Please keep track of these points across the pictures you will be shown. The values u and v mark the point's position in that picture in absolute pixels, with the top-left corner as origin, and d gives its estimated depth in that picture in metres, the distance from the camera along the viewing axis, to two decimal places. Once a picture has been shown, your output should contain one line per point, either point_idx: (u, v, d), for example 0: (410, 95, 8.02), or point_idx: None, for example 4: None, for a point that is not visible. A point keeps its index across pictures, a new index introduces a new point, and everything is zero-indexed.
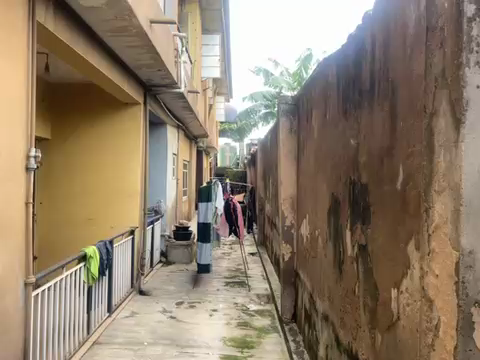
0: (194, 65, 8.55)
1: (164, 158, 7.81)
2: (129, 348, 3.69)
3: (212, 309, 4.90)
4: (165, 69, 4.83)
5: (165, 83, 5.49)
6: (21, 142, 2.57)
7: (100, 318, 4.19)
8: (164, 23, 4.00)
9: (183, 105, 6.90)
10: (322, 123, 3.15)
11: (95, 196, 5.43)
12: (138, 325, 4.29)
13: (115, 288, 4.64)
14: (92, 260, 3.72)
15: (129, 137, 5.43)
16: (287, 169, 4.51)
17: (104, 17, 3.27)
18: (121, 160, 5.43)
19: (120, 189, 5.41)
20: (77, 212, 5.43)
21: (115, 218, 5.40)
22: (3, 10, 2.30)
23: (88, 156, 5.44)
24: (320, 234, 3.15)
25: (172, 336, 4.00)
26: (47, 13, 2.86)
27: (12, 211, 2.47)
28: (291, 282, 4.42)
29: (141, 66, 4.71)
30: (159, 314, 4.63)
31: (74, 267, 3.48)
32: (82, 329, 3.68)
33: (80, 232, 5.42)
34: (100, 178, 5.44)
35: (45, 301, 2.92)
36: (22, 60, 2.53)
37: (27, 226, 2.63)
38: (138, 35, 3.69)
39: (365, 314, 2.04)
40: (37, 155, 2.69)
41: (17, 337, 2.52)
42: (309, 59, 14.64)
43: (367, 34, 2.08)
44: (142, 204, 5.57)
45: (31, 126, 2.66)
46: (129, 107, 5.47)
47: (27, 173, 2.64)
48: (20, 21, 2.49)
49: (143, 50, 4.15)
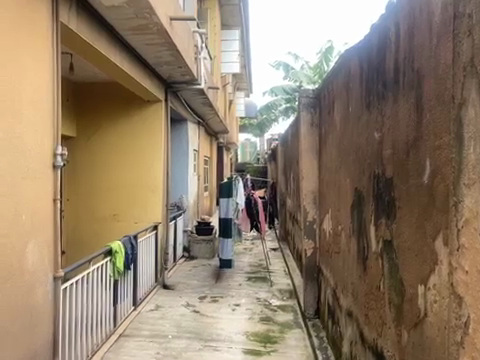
0: (214, 61, 8.56)
1: (185, 155, 7.90)
2: (154, 341, 3.77)
3: (235, 304, 4.93)
4: (185, 65, 4.87)
5: (185, 79, 5.53)
6: (48, 141, 2.66)
7: (126, 311, 4.31)
8: (184, 19, 4.02)
9: (203, 101, 6.93)
10: (344, 117, 3.09)
11: (119, 193, 5.55)
12: (163, 318, 4.38)
13: (139, 282, 4.74)
14: (117, 255, 3.82)
15: (151, 134, 5.52)
16: (309, 164, 4.45)
17: (125, 15, 3.32)
18: (143, 157, 5.52)
19: (142, 186, 5.51)
20: (102, 208, 5.57)
21: (139, 213, 5.52)
22: (29, 12, 2.38)
23: (111, 154, 5.56)
24: (343, 230, 3.10)
25: (195, 330, 4.06)
26: (70, 13, 2.92)
27: (41, 207, 2.56)
28: (313, 277, 4.39)
29: (162, 63, 4.76)
30: (183, 308, 4.71)
31: (101, 262, 3.58)
32: (109, 322, 3.79)
33: (106, 228, 5.57)
34: (123, 174, 5.55)
35: (73, 294, 3.03)
36: (47, 61, 2.61)
37: (55, 221, 2.73)
38: (159, 33, 3.73)
39: (391, 311, 2.00)
40: (64, 154, 2.79)
41: (47, 328, 2.62)
42: (330, 51, 14.41)
43: (390, 24, 2.02)
44: (164, 200, 5.66)
45: (57, 125, 2.76)
46: (150, 105, 5.55)
47: (55, 171, 2.73)
48: (45, 22, 2.56)
49: (164, 48, 4.19)
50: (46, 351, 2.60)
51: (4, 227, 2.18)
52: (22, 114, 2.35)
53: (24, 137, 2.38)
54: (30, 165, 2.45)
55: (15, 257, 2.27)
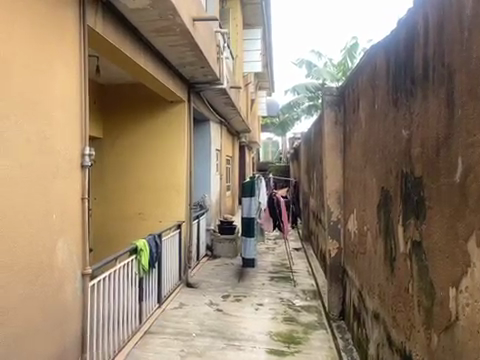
0: (236, 61, 8.58)
1: (208, 154, 7.96)
2: (178, 338, 3.82)
3: (258, 303, 4.92)
4: (208, 66, 4.89)
5: (207, 80, 5.56)
6: (77, 142, 2.74)
7: (151, 308, 4.39)
8: (206, 20, 4.04)
9: (225, 100, 6.95)
10: (370, 114, 3.03)
11: (143, 192, 5.65)
12: (187, 316, 4.42)
13: (164, 280, 4.82)
14: (142, 253, 3.90)
15: (175, 134, 5.59)
16: (333, 163, 4.39)
17: (149, 17, 3.37)
18: (167, 157, 5.60)
19: (166, 185, 5.59)
20: (128, 207, 5.69)
21: (163, 212, 5.60)
22: (58, 17, 2.45)
23: (136, 154, 5.67)
24: (369, 230, 3.03)
25: (219, 329, 4.08)
26: (96, 17, 3.00)
27: (70, 206, 2.64)
28: (338, 278, 4.32)
29: (185, 64, 4.81)
30: (206, 307, 4.75)
31: (126, 260, 3.66)
32: (135, 318, 3.87)
33: (131, 226, 5.69)
34: (148, 174, 5.65)
35: (100, 291, 3.10)
36: (74, 64, 2.69)
37: (83, 220, 2.81)
38: (182, 34, 3.77)
39: (420, 313, 1.94)
40: (91, 154, 2.86)
41: (76, 323, 2.69)
42: (355, 47, 14.13)
43: (418, 18, 1.96)
44: (187, 199, 5.72)
45: (85, 127, 2.83)
46: (174, 105, 5.62)
47: (83, 171, 2.81)
48: (72, 26, 2.64)
49: (187, 48, 4.23)
50: (75, 345, 2.69)
51: (35, 225, 2.26)
52: (52, 115, 2.43)
53: (54, 138, 2.46)
54: (60, 165, 2.53)
55: (45, 254, 2.35)
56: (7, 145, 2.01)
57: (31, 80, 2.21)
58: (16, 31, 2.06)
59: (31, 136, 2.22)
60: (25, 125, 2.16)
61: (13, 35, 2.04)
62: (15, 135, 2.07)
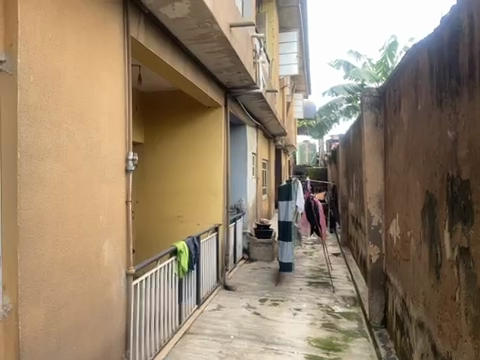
0: (272, 64, 8.62)
1: (244, 158, 8.02)
2: (216, 340, 3.87)
3: (296, 308, 4.88)
4: (244, 71, 4.95)
5: (244, 84, 5.62)
6: (122, 147, 2.88)
7: (190, 309, 4.49)
8: (242, 26, 4.09)
9: (261, 104, 6.98)
10: (412, 116, 2.92)
11: (182, 195, 5.80)
12: (224, 318, 4.47)
13: (202, 282, 4.91)
14: (181, 254, 4.01)
15: (213, 139, 5.69)
16: (373, 166, 4.26)
17: (188, 26, 3.48)
18: (205, 161, 5.71)
19: (204, 189, 5.70)
20: (168, 210, 5.86)
21: (201, 215, 5.71)
22: (103, 31, 2.60)
23: (175, 158, 5.83)
24: (413, 235, 2.92)
25: (257, 332, 4.09)
26: (139, 28, 3.14)
27: (115, 208, 2.78)
28: (379, 285, 4.19)
29: (222, 70, 4.89)
30: (244, 310, 4.77)
31: (167, 261, 3.78)
32: (175, 318, 3.98)
33: (171, 229, 5.85)
34: (187, 178, 5.79)
35: (142, 290, 3.22)
36: (118, 73, 2.83)
37: (127, 222, 2.94)
38: (219, 40, 3.84)
39: (467, 322, 1.85)
40: (134, 159, 3.00)
41: (120, 319, 2.82)
42: (394, 46, 13.63)
43: (463, 14, 1.88)
44: (224, 203, 5.80)
45: (129, 133, 2.97)
46: (211, 111, 5.74)
47: (127, 175, 2.95)
48: (116, 37, 2.78)
49: (224, 54, 4.30)
50: (119, 341, 2.81)
51: (83, 226, 2.39)
52: (99, 123, 2.57)
53: (101, 145, 2.60)
54: (106, 170, 2.66)
55: (92, 254, 2.48)
56: (58, 152, 2.15)
57: (80, 90, 2.35)
58: (65, 45, 2.20)
59: (80, 143, 2.36)
60: (75, 133, 2.30)
61: (63, 48, 2.18)
62: (66, 142, 2.22)
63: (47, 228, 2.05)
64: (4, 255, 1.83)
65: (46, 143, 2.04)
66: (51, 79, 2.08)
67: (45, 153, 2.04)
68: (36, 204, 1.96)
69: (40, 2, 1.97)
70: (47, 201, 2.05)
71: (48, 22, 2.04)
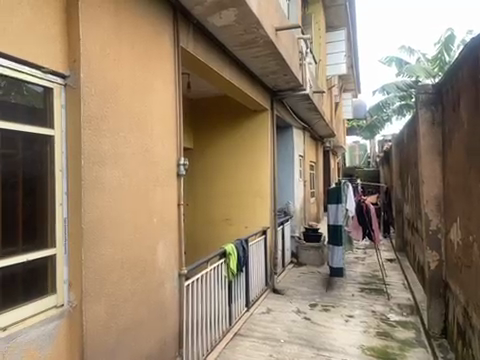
0: (318, 64, 8.46)
1: (291, 161, 7.96)
2: (266, 343, 3.87)
3: (348, 315, 4.72)
4: (290, 73, 4.92)
5: (290, 86, 5.58)
6: (173, 153, 3.01)
7: (240, 311, 4.54)
8: (288, 28, 4.08)
9: (308, 106, 6.88)
10: (473, 112, 2.73)
11: (230, 198, 5.89)
12: (274, 322, 4.46)
13: (251, 285, 4.94)
14: (230, 257, 4.08)
15: (259, 142, 5.73)
16: (429, 166, 4.02)
17: (235, 32, 3.54)
18: (253, 164, 5.74)
19: (252, 192, 5.73)
20: (216, 212, 5.97)
21: (249, 218, 5.74)
22: (155, 42, 2.73)
23: (223, 162, 5.94)
24: (475, 241, 2.71)
25: (307, 337, 4.02)
26: (188, 38, 3.27)
27: (168, 211, 2.90)
28: (439, 293, 3.93)
29: (268, 73, 4.90)
30: (293, 314, 4.72)
31: (216, 263, 3.87)
32: (225, 320, 4.05)
33: (219, 231, 5.96)
34: (234, 181, 5.87)
35: (193, 291, 3.31)
36: (170, 81, 2.97)
37: (179, 224, 3.06)
38: (265, 44, 3.86)
39: None
40: (185, 164, 3.11)
41: (173, 319, 2.92)
42: (452, 39, 12.69)
43: None
44: (272, 206, 5.80)
45: (180, 139, 3.09)
46: (257, 114, 5.77)
47: (178, 179, 3.07)
48: (168, 48, 2.91)
49: (270, 58, 4.31)
50: (173, 339, 2.91)
51: (140, 228, 2.53)
52: (153, 130, 2.71)
53: (155, 151, 2.73)
54: (160, 175, 2.79)
55: (148, 255, 2.61)
56: (117, 158, 2.30)
57: (136, 99, 2.50)
58: (122, 57, 2.35)
59: (136, 150, 2.50)
60: (131, 141, 2.45)
61: (120, 62, 2.33)
62: (123, 149, 2.36)
63: (107, 230, 2.19)
64: (70, 255, 2.00)
65: (105, 150, 2.19)
66: (110, 90, 2.23)
67: (105, 160, 2.18)
68: (97, 207, 2.11)
69: (99, 20, 2.13)
70: (107, 205, 2.19)
71: (106, 38, 2.20)
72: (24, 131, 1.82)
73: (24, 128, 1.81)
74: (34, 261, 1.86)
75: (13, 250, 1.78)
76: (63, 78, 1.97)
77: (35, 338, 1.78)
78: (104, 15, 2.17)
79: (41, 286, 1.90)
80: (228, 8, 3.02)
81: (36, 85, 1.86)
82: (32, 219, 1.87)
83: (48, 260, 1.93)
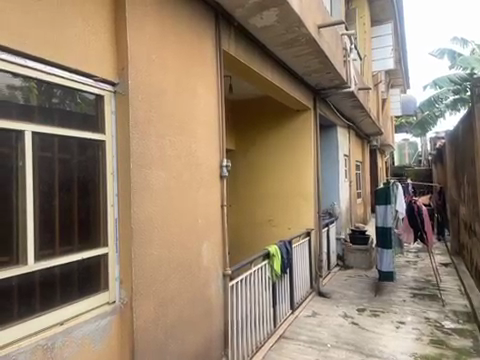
0: (363, 61, 8.19)
1: (335, 161, 7.76)
2: (312, 347, 3.79)
3: (399, 321, 4.50)
4: (334, 70, 4.79)
5: (334, 84, 5.44)
6: (216, 154, 3.05)
7: (284, 313, 4.50)
8: (331, 25, 3.97)
9: (353, 103, 6.67)
10: None
11: (273, 199, 5.85)
12: (320, 326, 4.35)
13: (296, 287, 4.87)
14: (274, 258, 4.06)
15: (302, 141, 5.66)
16: None
17: (277, 32, 3.52)
18: (296, 165, 5.68)
19: (295, 193, 5.67)
20: (259, 213, 5.96)
21: (292, 219, 5.68)
22: (198, 47, 2.78)
23: (266, 162, 5.92)
24: None
25: (355, 343, 3.89)
26: (229, 41, 3.30)
27: (212, 212, 2.94)
28: None
29: (311, 72, 4.81)
30: (340, 318, 4.58)
31: (260, 264, 3.86)
32: (269, 321, 4.02)
33: (263, 232, 5.94)
34: (277, 182, 5.83)
35: (238, 291, 3.33)
36: (212, 85, 3.02)
37: (223, 225, 3.09)
38: (308, 43, 3.80)
39: None
40: (228, 165, 3.14)
41: (218, 319, 2.96)
42: None
43: None
44: (316, 207, 5.69)
45: (223, 141, 3.13)
46: (300, 114, 5.71)
47: (221, 181, 3.11)
48: (210, 52, 2.96)
49: (312, 56, 4.23)
50: (219, 339, 2.95)
51: (186, 229, 2.59)
52: (197, 133, 2.76)
53: (199, 153, 2.78)
54: (203, 177, 2.84)
55: (193, 255, 2.67)
56: (163, 160, 2.37)
57: (180, 103, 2.57)
58: (167, 63, 2.43)
59: (181, 153, 2.57)
60: (176, 144, 2.52)
61: (165, 68, 2.41)
62: (168, 152, 2.43)
63: (155, 230, 2.27)
64: (121, 253, 2.10)
65: (152, 153, 2.27)
66: (156, 95, 2.31)
67: (152, 162, 2.26)
68: (146, 209, 2.20)
69: (144, 28, 2.22)
70: (154, 206, 2.27)
71: (151, 45, 2.28)
72: (79, 136, 1.93)
73: (78, 134, 1.92)
74: (88, 259, 1.97)
75: (69, 249, 1.89)
76: (112, 86, 2.08)
77: (89, 333, 1.88)
78: (148, 24, 2.25)
79: (94, 283, 2.00)
80: (269, 9, 3.00)
81: (88, 93, 1.97)
82: (87, 220, 1.97)
83: (100, 259, 2.03)
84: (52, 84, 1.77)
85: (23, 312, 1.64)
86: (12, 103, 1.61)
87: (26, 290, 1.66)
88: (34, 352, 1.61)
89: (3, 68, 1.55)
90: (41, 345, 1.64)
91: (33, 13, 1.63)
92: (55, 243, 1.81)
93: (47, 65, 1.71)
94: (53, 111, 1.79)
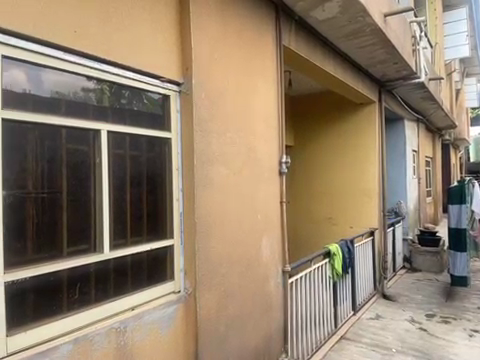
0: (435, 49, 7.61)
1: (402, 157, 7.32)
2: (376, 351, 3.63)
3: (473, 329, 4.13)
4: (401, 60, 4.51)
5: (401, 75, 5.13)
6: (276, 150, 3.04)
7: (345, 313, 4.36)
8: (398, 13, 3.74)
9: (423, 95, 6.22)
10: None
11: (334, 196, 5.67)
12: (384, 329, 4.15)
13: (358, 288, 4.70)
14: (335, 257, 3.95)
15: (366, 137, 5.45)
16: None
17: (339, 24, 3.41)
18: (358, 161, 5.48)
19: (357, 191, 5.47)
20: (319, 211, 5.81)
21: (354, 218, 5.49)
22: (258, 43, 2.80)
23: (325, 159, 5.77)
24: None
25: (423, 350, 3.65)
26: (290, 35, 3.26)
27: (271, 209, 2.95)
28: None
29: (375, 63, 4.59)
30: (406, 323, 4.33)
31: (320, 262, 3.79)
32: (330, 321, 3.93)
33: (323, 231, 5.77)
34: (338, 179, 5.65)
35: (297, 289, 3.30)
36: (272, 81, 3.02)
37: (282, 222, 3.09)
38: (373, 33, 3.62)
39: None
40: (287, 162, 3.12)
41: (278, 315, 2.97)
42: None
43: None
44: (380, 205, 5.46)
45: (282, 137, 3.12)
46: (362, 109, 5.54)
47: (280, 177, 3.10)
48: (270, 48, 2.97)
49: (377, 46, 4.02)
50: (278, 336, 2.95)
51: (246, 224, 2.63)
52: (257, 129, 2.78)
53: (258, 149, 2.80)
54: (263, 173, 2.85)
55: (253, 251, 2.70)
56: (224, 157, 2.43)
57: (241, 100, 2.60)
58: (228, 62, 2.48)
59: (241, 148, 2.60)
60: (237, 140, 2.56)
61: (226, 66, 2.46)
62: (229, 148, 2.48)
63: (216, 225, 2.34)
64: (185, 245, 2.19)
65: (214, 149, 2.33)
66: (217, 93, 2.37)
67: (213, 159, 2.32)
68: (209, 204, 2.27)
69: (207, 29, 2.29)
70: (215, 201, 2.33)
71: (214, 45, 2.34)
72: (148, 134, 2.05)
73: (146, 131, 2.03)
74: (155, 250, 2.09)
75: (138, 240, 2.01)
76: (177, 85, 2.18)
77: (157, 320, 1.99)
78: (211, 24, 2.32)
79: (161, 274, 2.12)
80: None
81: (155, 93, 2.08)
82: (154, 213, 2.10)
83: (167, 250, 2.15)
84: (122, 86, 1.89)
85: (99, 296, 1.80)
86: (88, 104, 1.75)
87: (102, 276, 1.81)
88: (108, 333, 1.75)
89: (80, 72, 1.69)
90: (115, 327, 1.78)
91: (107, 20, 1.76)
92: (126, 233, 1.95)
93: (118, 68, 1.84)
94: (124, 111, 1.92)
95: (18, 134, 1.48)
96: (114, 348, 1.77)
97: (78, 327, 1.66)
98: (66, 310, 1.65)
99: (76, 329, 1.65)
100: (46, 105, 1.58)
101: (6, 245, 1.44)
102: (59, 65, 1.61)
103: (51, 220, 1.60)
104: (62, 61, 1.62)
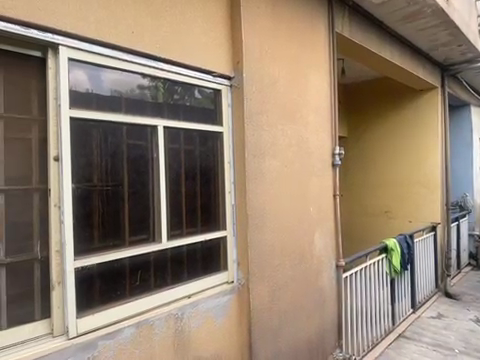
0: None
1: (467, 146, 6.77)
2: (437, 351, 3.43)
3: None
4: (467, 42, 4.16)
5: (467, 58, 4.73)
6: (328, 141, 2.97)
7: (404, 311, 4.16)
8: None
9: None
10: None
11: (391, 189, 5.41)
12: (446, 329, 3.90)
13: (417, 285, 4.45)
14: (393, 253, 3.78)
15: (428, 127, 5.13)
16: None
17: (396, 6, 3.22)
18: (419, 153, 5.20)
19: (417, 184, 5.22)
20: (375, 204, 5.54)
21: (414, 212, 5.22)
22: (309, 32, 2.73)
23: (382, 150, 5.49)
24: None
25: None
26: (343, 22, 3.14)
27: (324, 202, 2.90)
28: None
29: (437, 46, 4.28)
30: (471, 323, 4.03)
31: (377, 258, 3.64)
32: (387, 319, 3.77)
33: (379, 224, 5.49)
34: (395, 171, 5.38)
35: (352, 284, 3.21)
36: (324, 70, 2.93)
37: (335, 214, 3.01)
38: (434, 14, 3.38)
39: None
40: (340, 153, 3.03)
41: (331, 309, 2.92)
42: None
43: None
44: (443, 199, 5.15)
45: (335, 127, 3.03)
46: (423, 97, 5.22)
47: (333, 169, 3.01)
48: (322, 36, 2.88)
49: (439, 28, 3.74)
50: (332, 330, 2.90)
51: (298, 217, 2.61)
52: (308, 121, 2.73)
53: (310, 141, 2.75)
54: (315, 165, 2.80)
55: (305, 243, 2.67)
56: (275, 149, 2.42)
57: (292, 91, 2.57)
58: (279, 53, 2.45)
59: (292, 140, 2.57)
60: (288, 132, 2.53)
61: (277, 57, 2.44)
62: (281, 141, 2.47)
63: (268, 216, 2.34)
64: (237, 237, 2.23)
65: (265, 142, 2.33)
66: (268, 85, 2.36)
67: (264, 151, 2.33)
68: (260, 196, 2.29)
69: (258, 21, 2.28)
70: (267, 193, 2.34)
71: (264, 37, 2.33)
72: (200, 129, 2.10)
73: (199, 126, 2.09)
74: (209, 240, 2.14)
75: (193, 230, 2.08)
76: (228, 79, 2.20)
77: (211, 308, 2.05)
78: (262, 16, 2.31)
79: (215, 264, 2.18)
80: None
81: (207, 88, 2.12)
82: (207, 205, 2.15)
83: (220, 240, 2.20)
84: (176, 82, 1.96)
85: (158, 283, 1.90)
86: (145, 101, 1.83)
87: (160, 265, 1.91)
88: (167, 319, 1.84)
89: (137, 71, 1.78)
90: (173, 314, 1.87)
91: (162, 19, 1.83)
92: (182, 224, 2.02)
93: (172, 65, 1.91)
94: (178, 106, 1.99)
95: (85, 131, 1.60)
96: (172, 334, 1.86)
97: (140, 312, 1.77)
98: (129, 295, 1.76)
99: (137, 313, 1.75)
100: (107, 103, 1.68)
101: (76, 234, 1.56)
102: (118, 65, 1.71)
103: (114, 211, 1.72)
104: (121, 61, 1.71)
